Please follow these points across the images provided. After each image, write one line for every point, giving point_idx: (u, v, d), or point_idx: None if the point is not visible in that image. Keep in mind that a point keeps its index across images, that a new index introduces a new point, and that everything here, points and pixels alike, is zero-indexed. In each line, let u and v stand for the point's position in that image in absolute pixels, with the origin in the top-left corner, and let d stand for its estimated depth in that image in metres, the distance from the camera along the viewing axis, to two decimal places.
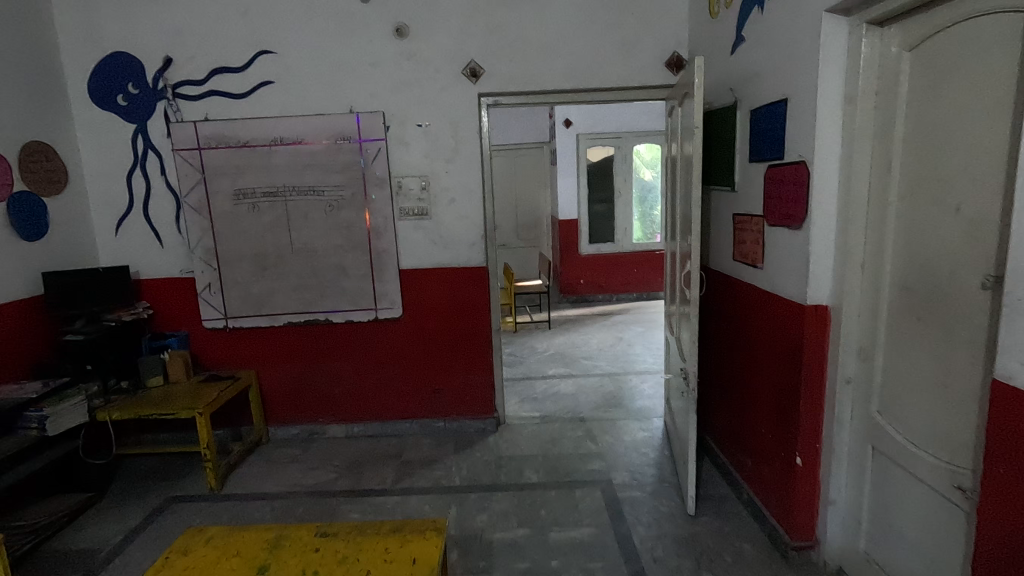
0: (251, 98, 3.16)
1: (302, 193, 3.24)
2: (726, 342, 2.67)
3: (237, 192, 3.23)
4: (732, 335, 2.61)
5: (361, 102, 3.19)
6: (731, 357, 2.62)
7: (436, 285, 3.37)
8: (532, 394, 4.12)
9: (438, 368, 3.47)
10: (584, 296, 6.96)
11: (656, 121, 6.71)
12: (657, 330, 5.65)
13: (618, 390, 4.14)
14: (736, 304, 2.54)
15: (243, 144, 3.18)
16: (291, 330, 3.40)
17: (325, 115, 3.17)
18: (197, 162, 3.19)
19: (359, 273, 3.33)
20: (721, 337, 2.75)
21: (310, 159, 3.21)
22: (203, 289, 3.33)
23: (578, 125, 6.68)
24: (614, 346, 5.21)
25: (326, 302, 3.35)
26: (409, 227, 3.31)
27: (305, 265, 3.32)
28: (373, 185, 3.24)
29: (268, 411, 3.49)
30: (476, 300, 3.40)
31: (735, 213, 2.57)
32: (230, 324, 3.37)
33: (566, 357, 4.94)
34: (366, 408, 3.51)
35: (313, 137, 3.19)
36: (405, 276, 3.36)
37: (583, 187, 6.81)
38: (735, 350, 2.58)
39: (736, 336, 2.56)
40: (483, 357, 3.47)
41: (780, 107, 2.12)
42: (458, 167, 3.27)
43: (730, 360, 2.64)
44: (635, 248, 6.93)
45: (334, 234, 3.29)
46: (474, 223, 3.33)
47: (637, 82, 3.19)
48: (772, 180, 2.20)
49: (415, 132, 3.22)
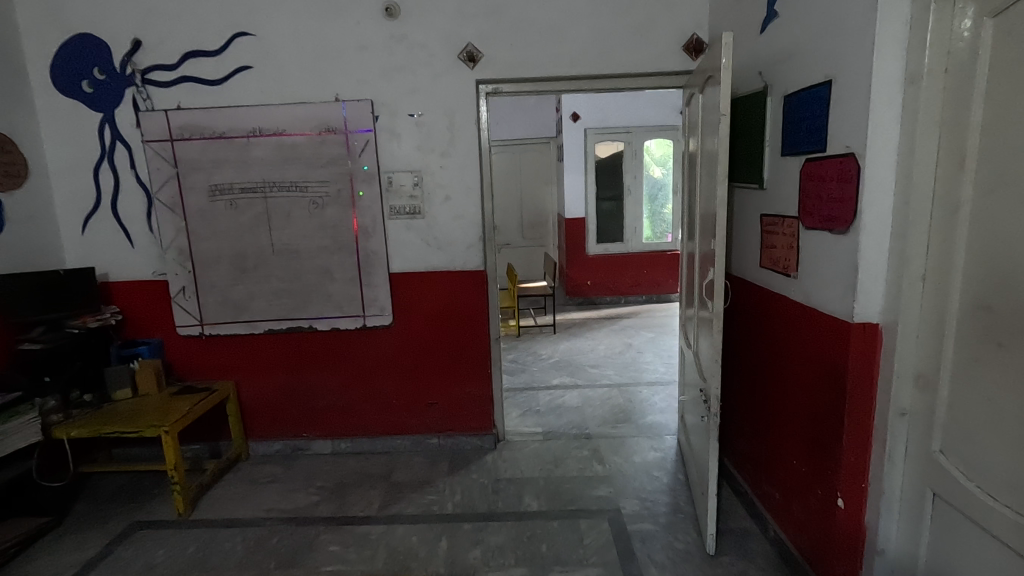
0: (227, 85, 2.89)
1: (283, 189, 2.97)
2: (753, 358, 2.38)
3: (213, 188, 2.97)
4: (759, 351, 2.32)
5: (348, 90, 2.90)
6: (758, 376, 2.32)
7: (429, 290, 3.09)
8: (535, 406, 3.84)
9: (432, 380, 3.20)
10: (591, 298, 6.67)
11: (668, 116, 6.38)
12: (668, 336, 5.35)
13: (626, 403, 3.85)
14: (765, 316, 2.25)
15: (219, 136, 2.92)
16: (273, 338, 3.14)
17: (309, 104, 2.89)
18: (169, 155, 2.93)
19: (346, 277, 3.05)
20: (746, 351, 2.46)
21: (292, 152, 2.93)
22: (177, 293, 3.07)
23: (586, 120, 6.38)
24: (622, 353, 4.91)
25: (311, 308, 3.09)
26: (400, 226, 3.03)
27: (288, 268, 3.05)
28: (362, 181, 2.96)
29: (249, 425, 3.24)
30: (474, 307, 3.12)
31: (764, 214, 2.27)
32: (207, 332, 3.11)
33: (571, 365, 4.65)
34: (354, 423, 3.24)
35: (295, 128, 2.91)
36: (396, 280, 3.08)
37: (591, 185, 6.52)
38: (763, 368, 2.29)
39: (764, 352, 2.27)
40: (481, 369, 3.19)
41: (821, 91, 1.82)
42: (453, 161, 2.98)
43: (756, 378, 2.35)
44: (645, 249, 6.62)
45: (319, 234, 3.01)
46: (471, 223, 3.04)
47: (652, 68, 2.89)
48: (810, 176, 1.90)
49: (407, 123, 2.94)
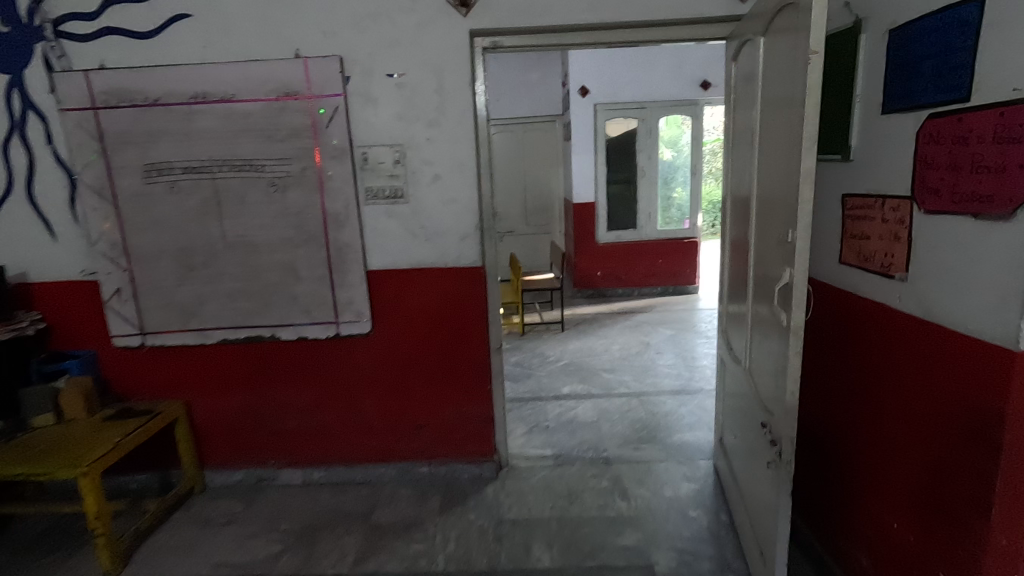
0: (160, 38, 2.33)
1: (234, 169, 2.42)
2: (835, 383, 1.84)
3: (148, 167, 2.42)
4: (845, 371, 1.78)
5: (311, 43, 2.33)
6: (844, 407, 1.79)
7: (417, 291, 2.55)
8: (543, 421, 3.32)
9: (422, 398, 2.67)
10: (601, 290, 6.14)
11: (686, 89, 5.77)
12: (689, 333, 4.82)
13: (649, 418, 3.31)
14: (858, 326, 1.71)
15: (152, 102, 2.36)
16: (230, 348, 2.62)
17: (262, 62, 2.32)
18: (92, 126, 2.38)
19: (314, 276, 2.51)
20: (822, 372, 1.92)
21: (244, 123, 2.37)
22: (111, 297, 2.53)
23: (595, 94, 5.77)
24: (639, 354, 4.39)
25: (274, 312, 2.55)
26: (380, 213, 2.48)
27: (243, 265, 2.51)
28: (331, 157, 2.40)
29: (204, 450, 2.72)
30: (470, 309, 2.58)
31: (852, 194, 1.71)
32: (148, 342, 2.58)
33: (583, 370, 4.10)
34: (330, 449, 2.73)
35: (246, 92, 2.34)
36: (375, 280, 2.54)
37: (602, 166, 5.92)
38: (852, 394, 1.75)
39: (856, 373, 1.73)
40: (479, 385, 2.66)
41: (968, 13, 1.25)
42: (442, 132, 2.41)
43: (841, 406, 1.82)
44: (660, 236, 6.07)
45: (280, 224, 2.46)
46: (466, 208, 2.48)
47: (691, 14, 2.31)
48: (940, 137, 1.35)
49: (385, 84, 2.36)
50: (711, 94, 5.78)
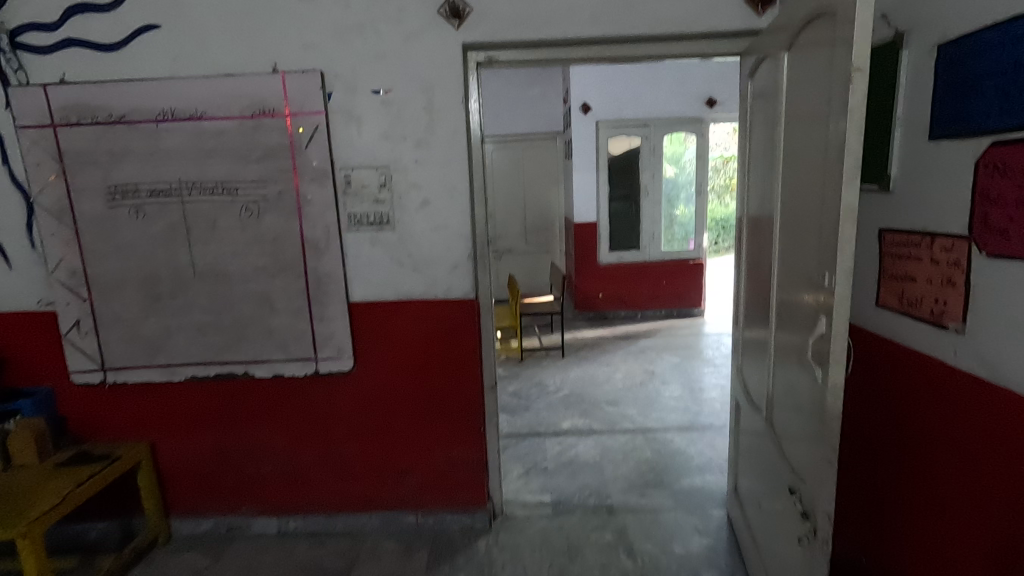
0: (125, 50, 2.14)
1: (205, 192, 2.22)
2: (877, 442, 1.62)
3: (112, 190, 2.22)
4: (887, 430, 1.56)
5: (290, 57, 2.14)
6: (890, 473, 1.56)
7: (403, 325, 2.34)
8: (541, 461, 3.09)
9: (409, 440, 2.44)
10: (604, 313, 5.94)
11: (691, 107, 5.61)
12: (696, 361, 4.59)
13: (656, 458, 3.07)
14: (903, 380, 1.49)
15: (116, 120, 2.17)
16: (199, 386, 2.40)
17: (236, 76, 2.13)
18: (51, 145, 2.18)
19: (291, 308, 2.30)
20: (861, 428, 1.69)
21: (216, 142, 2.18)
22: (69, 329, 2.32)
23: (597, 111, 5.61)
24: (644, 383, 4.16)
25: (247, 348, 2.34)
26: (363, 240, 2.27)
27: (214, 296, 2.30)
28: (310, 180, 2.21)
29: (170, 496, 2.49)
30: (461, 346, 2.36)
31: (892, 228, 1.51)
32: (110, 379, 2.36)
33: (584, 401, 3.87)
34: (309, 496, 2.50)
35: (219, 109, 2.15)
36: (358, 313, 2.32)
37: (603, 185, 5.74)
38: (897, 458, 1.53)
39: (902, 434, 1.51)
40: (471, 427, 2.43)
41: None
42: (431, 153, 2.21)
43: (882, 469, 1.59)
44: (665, 257, 5.86)
45: (254, 251, 2.26)
46: (457, 236, 2.28)
47: (703, 27, 2.13)
48: (1008, 169, 1.14)
49: (370, 101, 2.17)
50: (716, 111, 5.62)
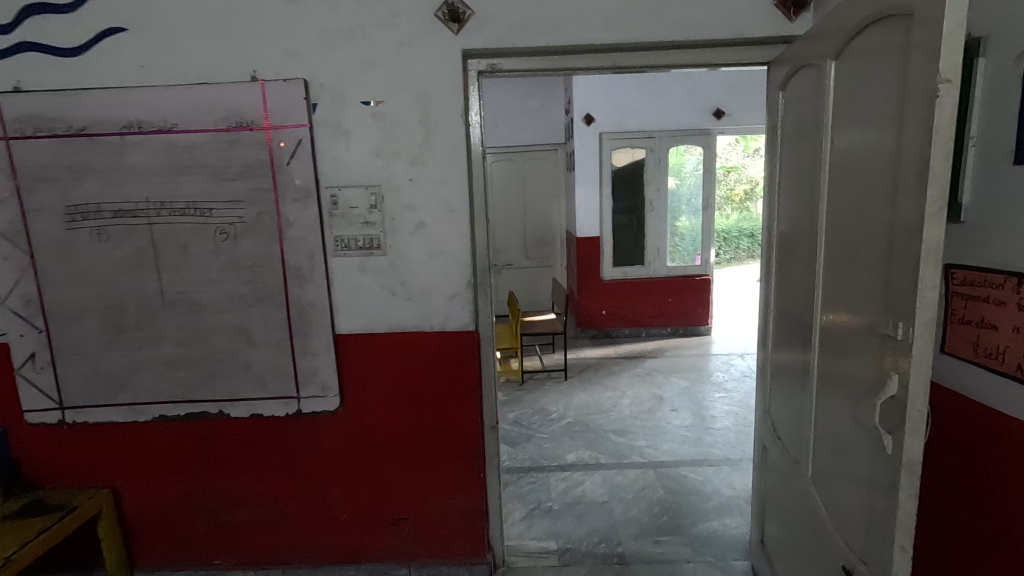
0: (88, 56, 1.92)
1: (176, 213, 2.00)
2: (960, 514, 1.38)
3: (72, 210, 2.00)
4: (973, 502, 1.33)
5: (270, 64, 1.93)
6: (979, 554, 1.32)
7: (396, 360, 2.11)
8: (545, 500, 2.86)
9: (402, 486, 2.21)
10: (607, 331, 5.72)
11: (697, 118, 5.43)
12: (706, 384, 4.37)
13: (669, 498, 2.84)
14: (993, 447, 1.26)
15: (76, 132, 1.95)
16: (169, 427, 2.16)
17: (211, 85, 1.92)
18: (4, 160, 1.96)
19: (271, 341, 2.07)
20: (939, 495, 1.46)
21: (188, 158, 1.96)
22: (24, 363, 2.09)
23: (601, 123, 5.42)
24: (652, 409, 3.94)
25: (222, 385, 2.11)
26: (352, 267, 2.05)
27: (185, 328, 2.07)
28: (292, 200, 1.99)
29: (137, 547, 2.25)
30: (460, 383, 2.14)
31: (967, 266, 1.29)
32: (69, 419, 2.13)
33: (589, 430, 3.64)
34: (291, 547, 2.25)
35: (191, 121, 1.94)
36: (346, 346, 2.10)
37: (607, 199, 5.54)
38: (987, 536, 1.29)
39: (993, 509, 1.27)
40: (470, 471, 2.20)
41: None
42: (427, 171, 2.00)
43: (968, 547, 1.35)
44: (671, 273, 5.66)
45: (230, 279, 2.04)
46: (455, 262, 2.06)
47: (730, 33, 1.92)
48: None
49: (360, 113, 1.96)
50: (724, 123, 5.43)
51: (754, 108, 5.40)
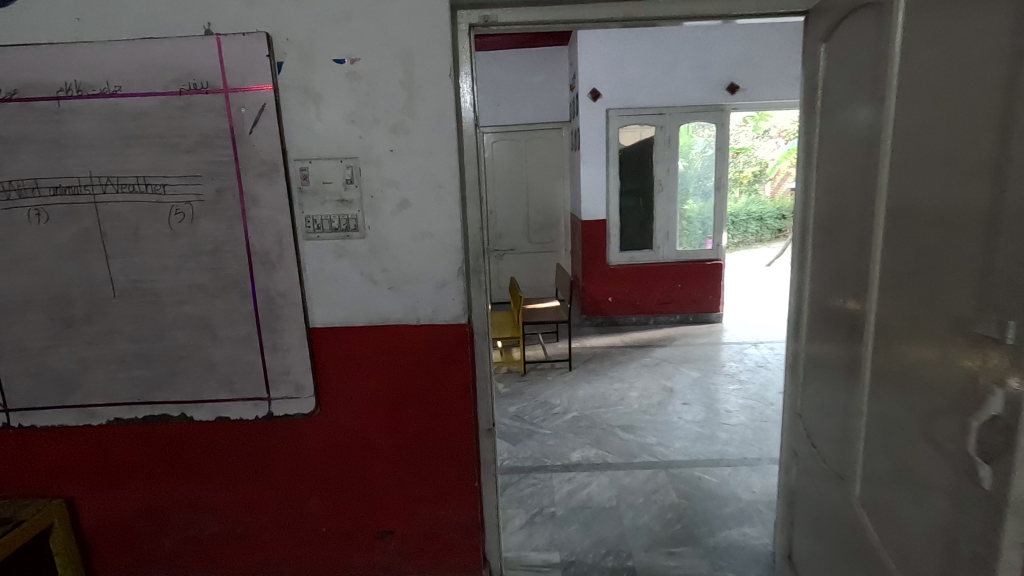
0: (16, 6, 1.66)
1: (124, 189, 1.75)
2: None
3: (7, 187, 1.75)
4: None
5: (227, 16, 1.66)
6: None
7: (380, 357, 1.88)
8: (547, 504, 2.64)
9: (387, 497, 1.98)
10: (613, 318, 5.48)
11: (710, 93, 5.10)
12: (718, 376, 4.12)
13: (683, 503, 2.60)
14: None
15: (6, 96, 1.69)
16: (127, 430, 1.93)
17: (158, 41, 1.65)
18: None
19: (236, 336, 1.83)
20: None
21: (136, 127, 1.70)
22: None
23: (608, 98, 5.11)
24: (662, 403, 3.70)
25: (183, 385, 1.87)
26: (326, 251, 1.80)
27: (140, 321, 1.83)
28: (256, 176, 1.73)
29: (96, 560, 2.04)
30: (452, 384, 1.90)
31: None
32: (16, 421, 1.90)
33: (595, 426, 3.41)
34: (266, 562, 2.04)
35: (137, 82, 1.68)
36: (322, 343, 1.86)
37: (614, 179, 5.25)
38: None
39: None
40: (463, 481, 1.97)
41: None
42: (411, 142, 1.73)
43: None
44: (680, 258, 5.39)
45: (188, 265, 1.79)
46: (444, 247, 1.80)
47: None
48: None
49: (332, 74, 1.69)
50: (738, 99, 5.10)
51: (771, 82, 5.07)
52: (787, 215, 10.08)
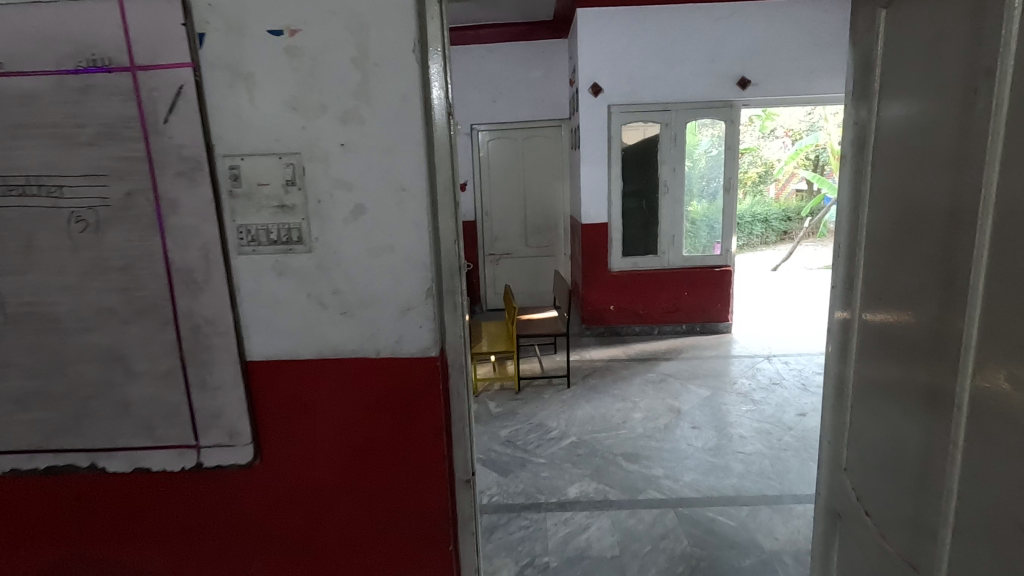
0: None
1: (12, 192, 1.42)
2: None
3: None
4: None
5: None
6: None
7: (333, 397, 1.54)
8: (539, 553, 2.30)
9: (345, 562, 1.64)
10: (615, 327, 5.15)
11: (719, 87, 4.75)
12: (730, 394, 3.78)
13: (696, 553, 2.26)
14: None
15: None
16: (29, 484, 1.60)
17: (47, 6, 1.32)
18: None
19: (156, 370, 1.50)
20: None
21: (24, 114, 1.37)
22: None
23: (610, 94, 4.77)
24: (669, 427, 3.36)
25: (93, 430, 1.54)
26: (264, 269, 1.46)
27: (37, 352, 1.50)
28: (173, 175, 1.39)
29: None
30: (420, 429, 1.56)
31: None
32: None
33: (595, 454, 3.07)
34: None
35: (23, 58, 1.34)
36: (262, 379, 1.53)
37: (616, 180, 4.92)
38: None
39: None
40: (436, 544, 1.63)
41: None
42: (367, 132, 1.40)
43: None
44: (686, 264, 5.05)
45: (94, 285, 1.46)
46: (408, 261, 1.46)
47: None
48: None
49: (267, 49, 1.36)
50: (750, 94, 4.75)
51: (785, 76, 4.72)
52: (792, 217, 9.75)
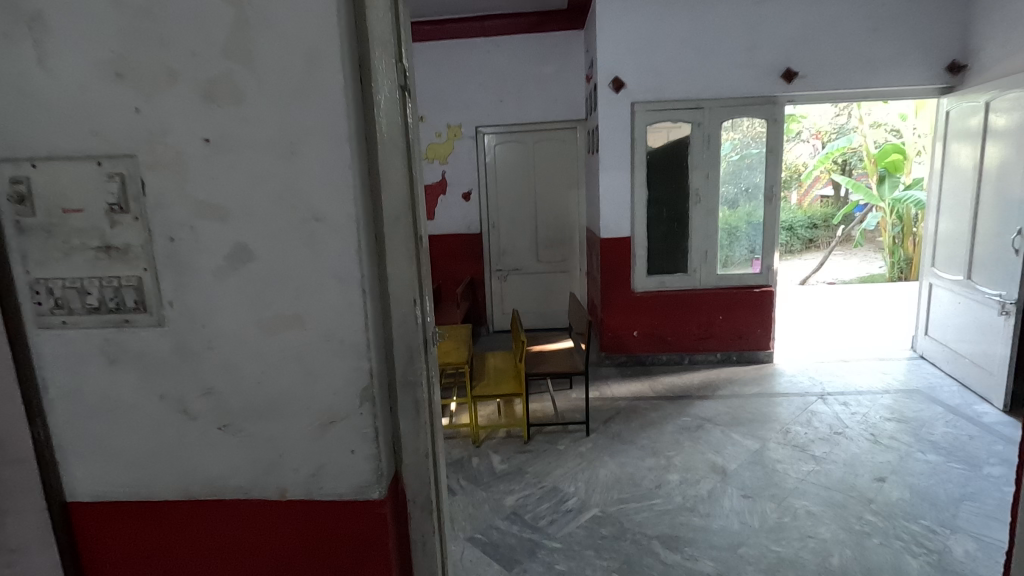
0: None
1: None
2: None
3: None
4: None
5: None
6: None
7: (208, 562, 0.92)
8: None
9: None
10: (638, 356, 4.50)
11: (760, 81, 4.09)
12: (784, 449, 3.10)
13: None
14: None
15: None
16: None
17: None
18: None
19: None
20: None
21: None
22: None
23: (633, 89, 4.14)
24: (714, 495, 2.70)
25: None
26: (84, 353, 0.85)
27: None
28: None
29: None
30: None
31: None
32: None
33: (624, 536, 2.43)
34: None
35: None
36: (93, 533, 0.92)
37: (640, 188, 4.28)
38: None
39: None
40: None
41: None
42: (248, 115, 0.78)
43: None
44: (721, 284, 4.39)
45: None
46: (327, 340, 0.84)
47: None
48: None
49: None
50: (796, 88, 4.08)
51: (837, 66, 4.04)
52: (819, 224, 8.98)
